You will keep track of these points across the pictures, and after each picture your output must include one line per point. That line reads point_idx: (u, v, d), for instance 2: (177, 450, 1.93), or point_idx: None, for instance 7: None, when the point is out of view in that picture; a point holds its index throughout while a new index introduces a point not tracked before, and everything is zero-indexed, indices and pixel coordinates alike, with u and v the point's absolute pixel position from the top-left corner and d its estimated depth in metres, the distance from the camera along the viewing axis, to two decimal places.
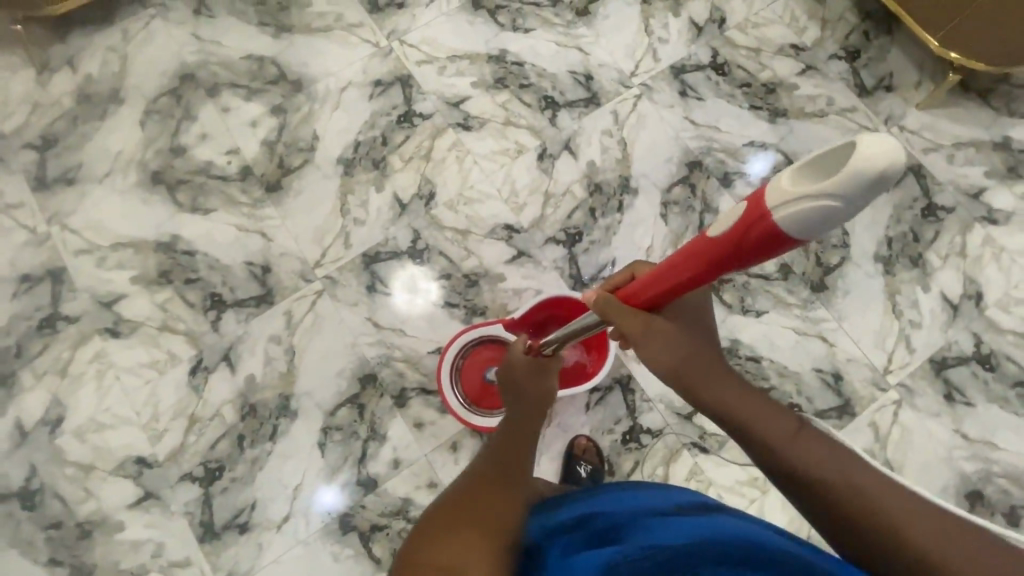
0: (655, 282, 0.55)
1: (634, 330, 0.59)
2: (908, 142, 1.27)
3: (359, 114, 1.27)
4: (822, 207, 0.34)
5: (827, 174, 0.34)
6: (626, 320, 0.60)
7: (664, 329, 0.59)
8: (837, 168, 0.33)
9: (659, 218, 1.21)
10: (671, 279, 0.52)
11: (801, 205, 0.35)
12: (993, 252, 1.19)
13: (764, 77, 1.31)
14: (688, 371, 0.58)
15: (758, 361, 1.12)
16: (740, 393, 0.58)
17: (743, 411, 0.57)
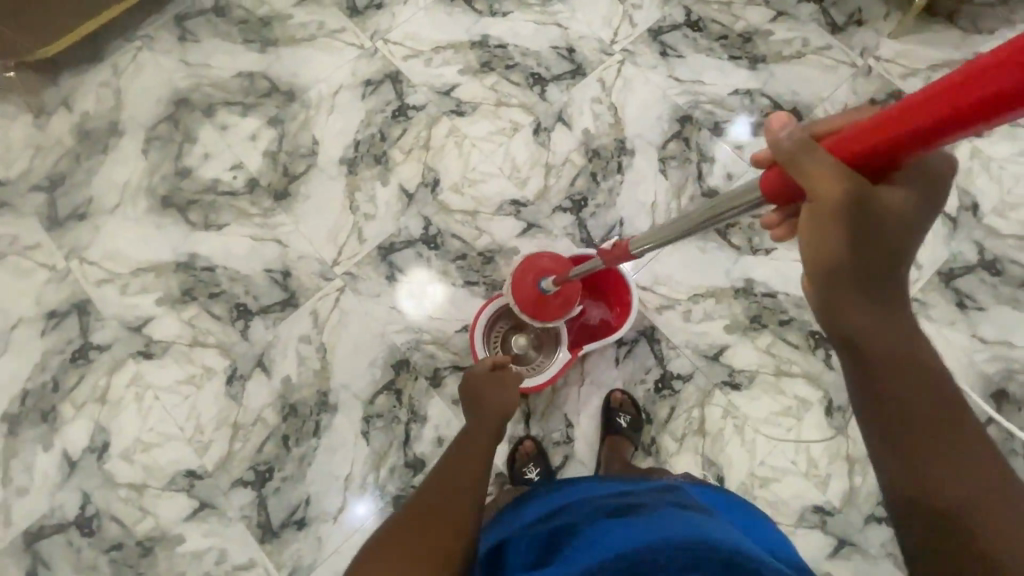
0: (865, 139, 0.43)
1: (830, 199, 0.45)
2: (885, 71, 1.32)
3: (354, 114, 1.30)
4: None
5: None
6: (822, 178, 0.45)
7: (869, 201, 0.46)
8: None
9: (659, 174, 1.24)
10: (865, 147, 0.43)
11: None
12: (983, 163, 1.22)
13: (739, 28, 1.35)
14: (851, 268, 0.48)
15: (774, 296, 1.14)
16: (889, 323, 0.49)
17: (878, 343, 0.49)
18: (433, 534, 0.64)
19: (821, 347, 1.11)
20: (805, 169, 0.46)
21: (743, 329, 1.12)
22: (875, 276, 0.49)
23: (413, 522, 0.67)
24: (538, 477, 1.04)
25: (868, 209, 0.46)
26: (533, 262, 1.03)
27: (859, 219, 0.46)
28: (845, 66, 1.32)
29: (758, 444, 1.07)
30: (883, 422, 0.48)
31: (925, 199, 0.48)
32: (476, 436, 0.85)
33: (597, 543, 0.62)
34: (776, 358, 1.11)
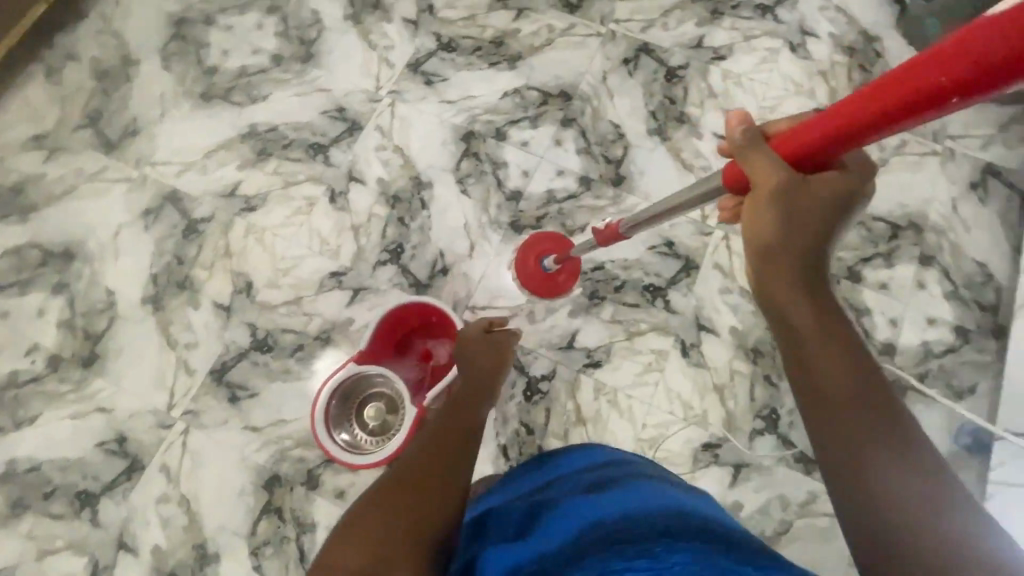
0: (838, 113, 0.49)
1: (767, 186, 0.57)
2: (628, 30, 1.41)
3: (143, 249, 1.23)
4: None
5: None
6: (765, 172, 0.57)
7: (797, 196, 0.56)
8: None
9: (462, 195, 1.26)
10: (834, 122, 0.49)
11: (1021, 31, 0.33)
12: (734, 81, 1.37)
13: (489, 36, 1.41)
14: (780, 256, 0.57)
15: (602, 267, 1.18)
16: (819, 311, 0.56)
17: (803, 319, 0.56)
18: (416, 508, 0.63)
19: (658, 297, 1.16)
20: (750, 161, 0.58)
21: (585, 309, 1.16)
22: (800, 266, 0.57)
23: (392, 496, 0.64)
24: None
25: (795, 201, 0.56)
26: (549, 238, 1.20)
27: (788, 207, 0.56)
28: (593, 37, 1.41)
29: (635, 409, 1.10)
30: (810, 394, 0.55)
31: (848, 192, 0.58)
32: (458, 411, 0.81)
33: (574, 512, 0.65)
34: (622, 324, 1.15)
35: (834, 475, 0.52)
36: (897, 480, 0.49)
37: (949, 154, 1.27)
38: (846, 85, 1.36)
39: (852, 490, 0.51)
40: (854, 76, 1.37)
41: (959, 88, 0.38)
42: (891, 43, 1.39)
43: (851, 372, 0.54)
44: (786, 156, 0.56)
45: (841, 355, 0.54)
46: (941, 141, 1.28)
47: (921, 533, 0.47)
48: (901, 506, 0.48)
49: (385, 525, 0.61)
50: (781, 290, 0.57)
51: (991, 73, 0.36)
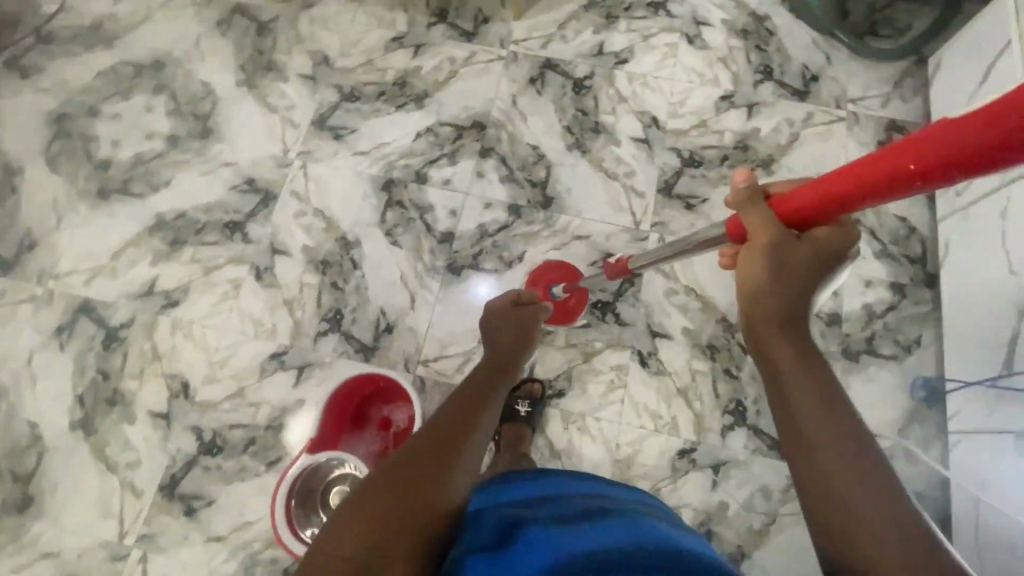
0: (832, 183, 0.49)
1: (757, 241, 0.56)
2: (528, 50, 1.41)
3: (62, 370, 1.14)
4: None
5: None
6: (757, 227, 0.57)
7: (788, 250, 0.55)
8: None
9: (393, 247, 1.23)
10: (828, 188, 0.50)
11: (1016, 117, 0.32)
12: (641, 82, 1.38)
13: (392, 78, 1.38)
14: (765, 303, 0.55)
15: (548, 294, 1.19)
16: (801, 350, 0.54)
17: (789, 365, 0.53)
18: (421, 500, 0.52)
19: (608, 312, 1.15)
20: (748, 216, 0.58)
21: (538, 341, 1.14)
22: (780, 305, 0.55)
23: (397, 485, 0.52)
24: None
25: (787, 252, 0.55)
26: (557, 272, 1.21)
27: (776, 258, 0.55)
28: (495, 62, 1.40)
29: (605, 432, 1.09)
30: (787, 423, 0.52)
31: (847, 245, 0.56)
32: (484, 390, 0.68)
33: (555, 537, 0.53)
34: (577, 348, 1.13)
35: (812, 499, 0.49)
36: (876, 505, 0.46)
37: (852, 119, 1.33)
38: (747, 66, 1.39)
39: (840, 549, 0.46)
40: (752, 57, 1.40)
41: (943, 168, 0.38)
42: (780, 19, 1.43)
43: (827, 402, 0.51)
44: (784, 216, 0.55)
45: (823, 407, 0.50)
46: (843, 107, 1.34)
47: (894, 559, 0.43)
48: (880, 532, 0.45)
49: (382, 518, 0.50)
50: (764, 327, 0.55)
51: (988, 154, 0.35)
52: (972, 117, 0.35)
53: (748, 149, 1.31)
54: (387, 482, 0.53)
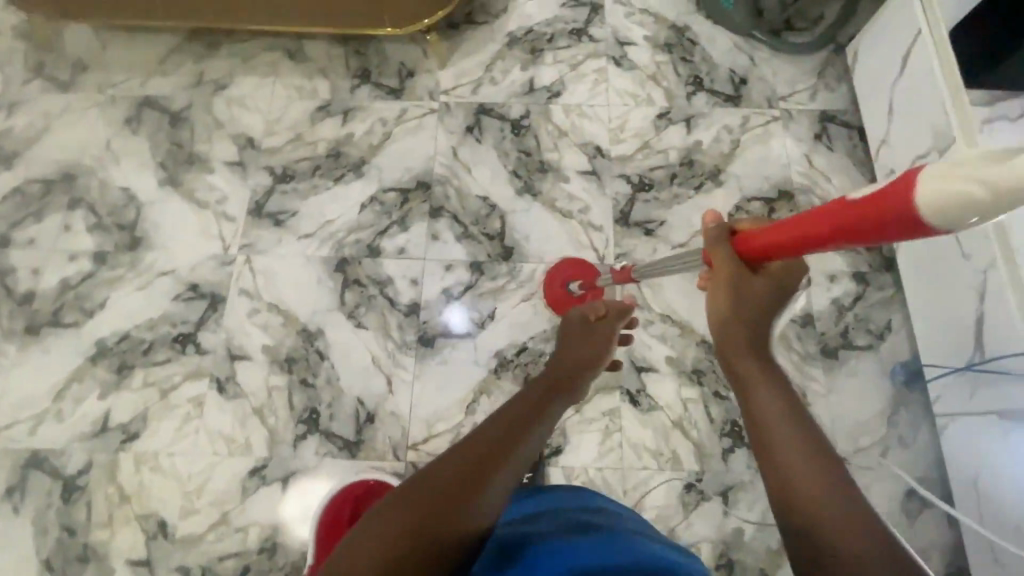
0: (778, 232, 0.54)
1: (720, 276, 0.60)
2: (459, 97, 1.38)
3: (20, 535, 1.05)
4: (968, 194, 0.35)
5: (955, 173, 0.36)
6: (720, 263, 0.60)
7: (750, 287, 0.59)
8: (965, 169, 0.36)
9: (358, 329, 1.17)
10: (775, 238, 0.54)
11: (943, 187, 0.36)
12: (577, 112, 1.37)
13: (324, 150, 1.33)
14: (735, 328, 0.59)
15: (527, 348, 1.16)
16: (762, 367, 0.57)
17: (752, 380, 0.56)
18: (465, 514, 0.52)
19: None
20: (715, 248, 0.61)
21: None
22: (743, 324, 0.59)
23: (445, 491, 0.53)
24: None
25: (746, 288, 0.59)
26: (562, 270, 1.19)
27: (739, 290, 0.59)
28: (428, 116, 1.36)
29: (610, 480, 1.08)
30: (754, 433, 0.54)
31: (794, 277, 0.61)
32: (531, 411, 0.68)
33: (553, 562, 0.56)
34: None
35: (779, 496, 0.49)
36: (844, 507, 0.46)
37: (786, 116, 1.36)
38: (676, 79, 1.40)
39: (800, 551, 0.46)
40: (680, 69, 1.41)
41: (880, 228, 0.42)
42: (700, 28, 1.45)
43: (792, 416, 0.52)
44: (743, 251, 0.59)
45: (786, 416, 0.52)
46: (775, 105, 1.37)
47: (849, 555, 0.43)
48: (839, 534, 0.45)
49: (415, 531, 0.50)
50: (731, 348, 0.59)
51: (917, 222, 0.39)
52: (897, 186, 0.40)
53: (694, 163, 1.31)
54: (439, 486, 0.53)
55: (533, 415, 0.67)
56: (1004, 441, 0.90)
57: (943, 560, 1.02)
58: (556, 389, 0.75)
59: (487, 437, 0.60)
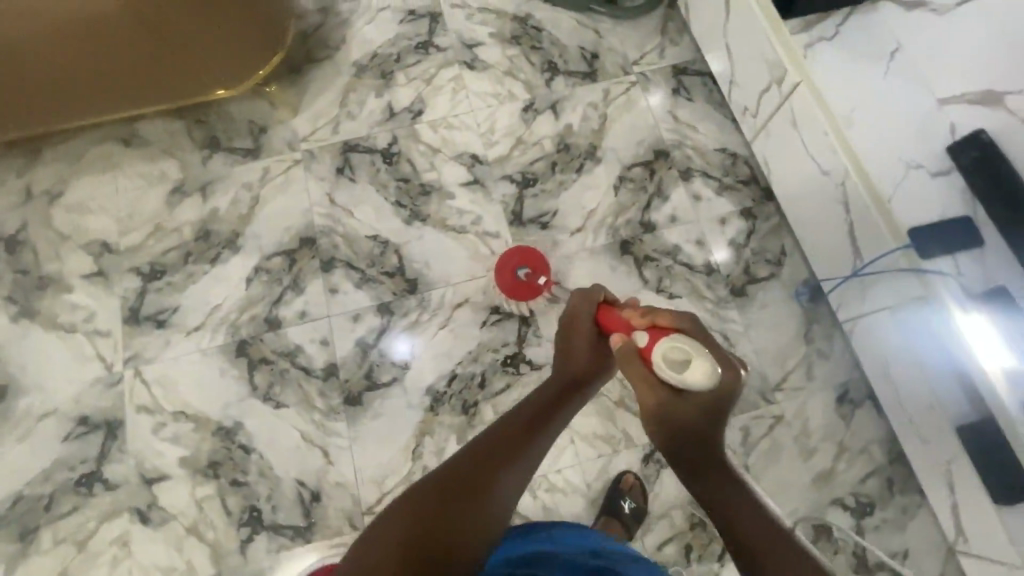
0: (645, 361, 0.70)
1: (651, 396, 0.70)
2: (321, 141, 1.32)
3: None
4: (685, 380, 0.65)
5: (684, 363, 0.66)
6: (636, 375, 0.72)
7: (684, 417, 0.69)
8: (687, 359, 0.66)
9: (279, 409, 1.10)
10: (644, 366, 0.70)
11: (686, 371, 0.65)
12: (444, 126, 1.34)
13: (191, 233, 1.23)
14: (705, 465, 0.71)
15: (457, 374, 1.13)
16: (722, 484, 0.70)
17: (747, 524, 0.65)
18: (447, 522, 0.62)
19: (520, 363, 1.14)
20: (630, 365, 0.72)
21: (469, 427, 1.10)
22: (694, 441, 0.71)
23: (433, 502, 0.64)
24: (633, 507, 1.03)
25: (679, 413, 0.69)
26: (511, 254, 1.18)
27: (682, 418, 0.69)
28: (293, 168, 1.29)
29: (573, 479, 1.07)
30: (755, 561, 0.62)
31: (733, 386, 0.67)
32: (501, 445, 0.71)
33: None
34: None
35: None
36: None
37: (643, 79, 1.39)
38: (532, 68, 1.40)
39: None
40: (533, 58, 1.41)
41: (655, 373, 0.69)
42: (541, 14, 1.45)
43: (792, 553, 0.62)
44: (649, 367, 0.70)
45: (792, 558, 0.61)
46: (630, 71, 1.40)
47: None
48: None
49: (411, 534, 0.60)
50: (692, 457, 0.72)
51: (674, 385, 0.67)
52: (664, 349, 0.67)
53: (570, 146, 1.32)
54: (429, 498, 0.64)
55: (506, 451, 0.71)
56: (909, 330, 0.93)
57: (885, 450, 1.09)
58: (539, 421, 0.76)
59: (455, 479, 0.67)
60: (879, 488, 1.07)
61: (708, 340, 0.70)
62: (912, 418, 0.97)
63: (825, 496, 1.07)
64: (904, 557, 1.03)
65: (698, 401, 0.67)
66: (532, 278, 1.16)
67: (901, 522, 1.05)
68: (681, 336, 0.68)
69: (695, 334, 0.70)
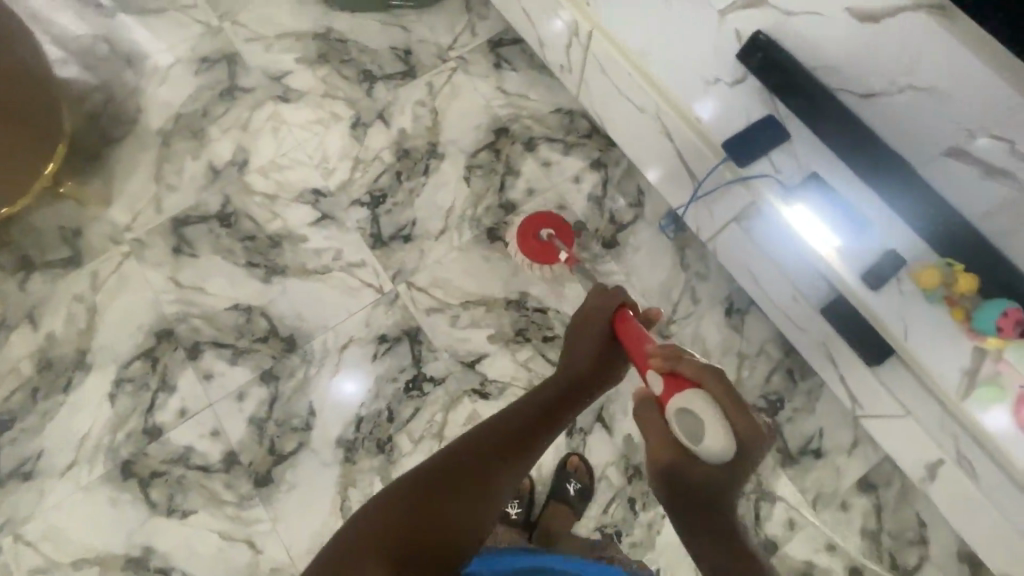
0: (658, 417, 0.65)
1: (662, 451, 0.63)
2: (147, 224, 1.21)
3: None
4: (699, 440, 0.60)
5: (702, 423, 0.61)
6: (651, 425, 0.66)
7: (698, 477, 0.61)
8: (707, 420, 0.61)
9: (187, 518, 1.03)
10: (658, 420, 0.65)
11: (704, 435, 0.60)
12: (274, 167, 1.26)
13: (31, 367, 1.11)
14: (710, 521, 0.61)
15: (363, 416, 1.09)
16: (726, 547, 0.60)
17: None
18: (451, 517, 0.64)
19: (423, 384, 1.11)
20: (647, 413, 0.66)
21: (390, 464, 1.06)
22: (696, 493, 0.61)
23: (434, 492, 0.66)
24: (580, 487, 1.04)
25: (691, 471, 0.61)
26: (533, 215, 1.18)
27: (697, 483, 0.61)
28: (125, 261, 1.18)
29: None
30: None
31: (754, 444, 0.61)
32: (545, 428, 0.75)
33: None
34: (427, 437, 1.08)
35: None
36: None
37: (463, 62, 1.36)
38: (348, 82, 1.34)
39: None
40: (347, 72, 1.34)
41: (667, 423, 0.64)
42: (341, 24, 1.38)
43: None
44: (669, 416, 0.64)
45: None
46: (447, 58, 1.36)
47: None
48: None
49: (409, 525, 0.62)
50: (693, 509, 0.61)
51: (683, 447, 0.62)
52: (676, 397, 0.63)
53: (409, 151, 1.28)
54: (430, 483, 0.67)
55: (504, 449, 0.72)
56: (756, 233, 0.97)
57: (779, 346, 1.15)
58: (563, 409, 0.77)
59: (504, 457, 0.71)
60: (783, 382, 1.13)
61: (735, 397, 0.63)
62: (784, 311, 1.03)
63: None
64: (820, 437, 1.09)
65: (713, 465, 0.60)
66: (556, 243, 1.15)
67: (810, 406, 1.11)
68: (698, 395, 0.62)
69: (716, 387, 0.63)
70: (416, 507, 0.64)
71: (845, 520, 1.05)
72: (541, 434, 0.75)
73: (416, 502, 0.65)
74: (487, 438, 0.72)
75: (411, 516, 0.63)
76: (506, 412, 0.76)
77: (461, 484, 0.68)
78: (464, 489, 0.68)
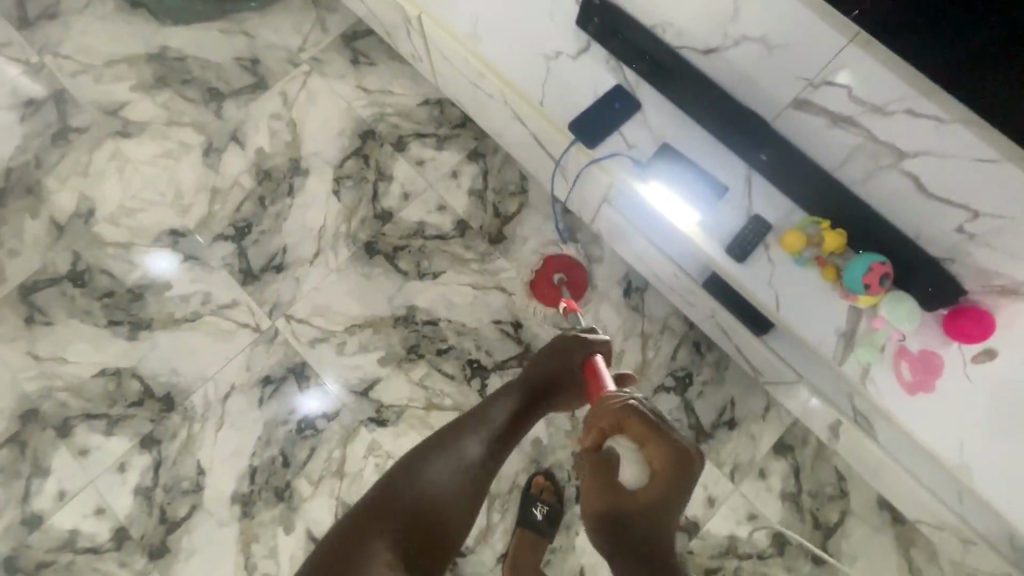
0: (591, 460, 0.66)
1: (600, 488, 0.64)
2: None
3: None
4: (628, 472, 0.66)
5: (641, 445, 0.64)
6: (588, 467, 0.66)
7: (639, 501, 0.62)
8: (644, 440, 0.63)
9: None
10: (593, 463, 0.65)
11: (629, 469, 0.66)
12: (124, 212, 1.15)
13: None
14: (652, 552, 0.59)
15: (256, 466, 1.03)
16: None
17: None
18: (423, 530, 0.65)
19: (315, 422, 1.05)
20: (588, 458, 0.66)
21: (291, 511, 1.01)
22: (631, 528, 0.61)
23: (402, 507, 0.65)
24: (546, 510, 0.98)
25: (629, 500, 0.62)
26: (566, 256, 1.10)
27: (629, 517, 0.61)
28: None
29: None
30: None
31: (670, 479, 0.61)
32: (521, 427, 0.76)
33: None
34: (327, 476, 1.02)
35: None
36: None
37: (317, 62, 1.24)
38: (194, 105, 1.21)
39: None
40: (190, 93, 1.22)
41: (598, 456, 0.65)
42: (177, 40, 1.25)
43: None
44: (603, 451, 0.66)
45: None
46: (299, 60, 1.24)
47: None
48: None
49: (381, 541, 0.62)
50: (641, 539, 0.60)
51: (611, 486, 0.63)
52: (609, 423, 0.65)
53: (270, 172, 1.18)
54: (398, 498, 0.66)
55: (475, 458, 0.70)
56: (630, 214, 0.90)
57: (682, 319, 1.10)
58: (519, 421, 0.76)
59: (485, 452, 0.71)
60: (690, 356, 1.09)
61: (659, 427, 0.63)
62: (674, 290, 0.97)
63: (647, 389, 1.07)
64: (731, 407, 1.06)
65: (642, 494, 0.62)
66: (561, 289, 1.05)
67: (719, 376, 1.08)
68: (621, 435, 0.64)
69: (637, 424, 0.63)
70: (405, 498, 0.66)
71: (764, 487, 1.03)
72: (516, 434, 0.75)
73: (407, 495, 0.66)
74: (463, 435, 0.72)
75: (392, 522, 0.64)
76: (471, 421, 0.74)
77: (435, 491, 0.67)
78: (449, 487, 0.68)
